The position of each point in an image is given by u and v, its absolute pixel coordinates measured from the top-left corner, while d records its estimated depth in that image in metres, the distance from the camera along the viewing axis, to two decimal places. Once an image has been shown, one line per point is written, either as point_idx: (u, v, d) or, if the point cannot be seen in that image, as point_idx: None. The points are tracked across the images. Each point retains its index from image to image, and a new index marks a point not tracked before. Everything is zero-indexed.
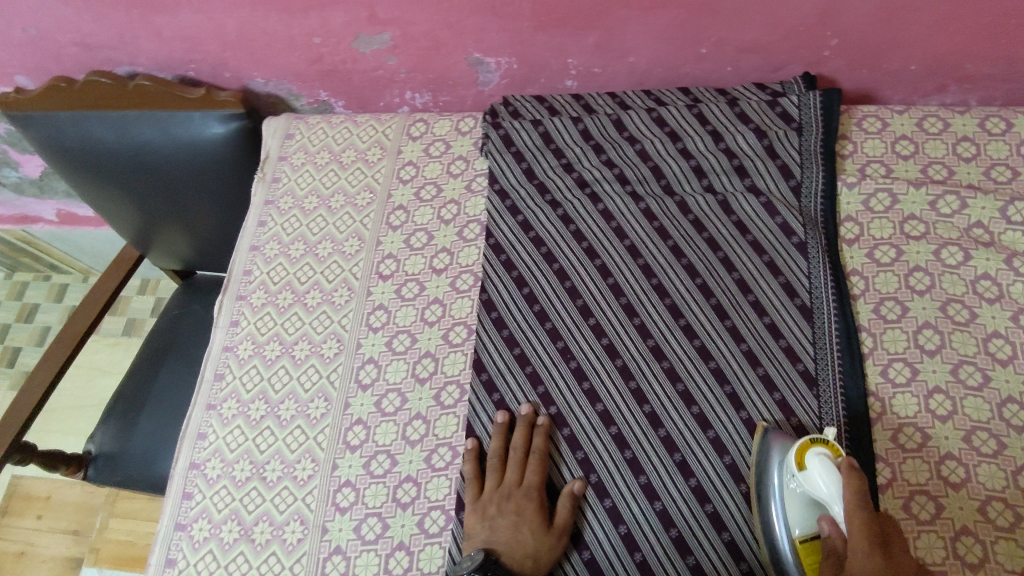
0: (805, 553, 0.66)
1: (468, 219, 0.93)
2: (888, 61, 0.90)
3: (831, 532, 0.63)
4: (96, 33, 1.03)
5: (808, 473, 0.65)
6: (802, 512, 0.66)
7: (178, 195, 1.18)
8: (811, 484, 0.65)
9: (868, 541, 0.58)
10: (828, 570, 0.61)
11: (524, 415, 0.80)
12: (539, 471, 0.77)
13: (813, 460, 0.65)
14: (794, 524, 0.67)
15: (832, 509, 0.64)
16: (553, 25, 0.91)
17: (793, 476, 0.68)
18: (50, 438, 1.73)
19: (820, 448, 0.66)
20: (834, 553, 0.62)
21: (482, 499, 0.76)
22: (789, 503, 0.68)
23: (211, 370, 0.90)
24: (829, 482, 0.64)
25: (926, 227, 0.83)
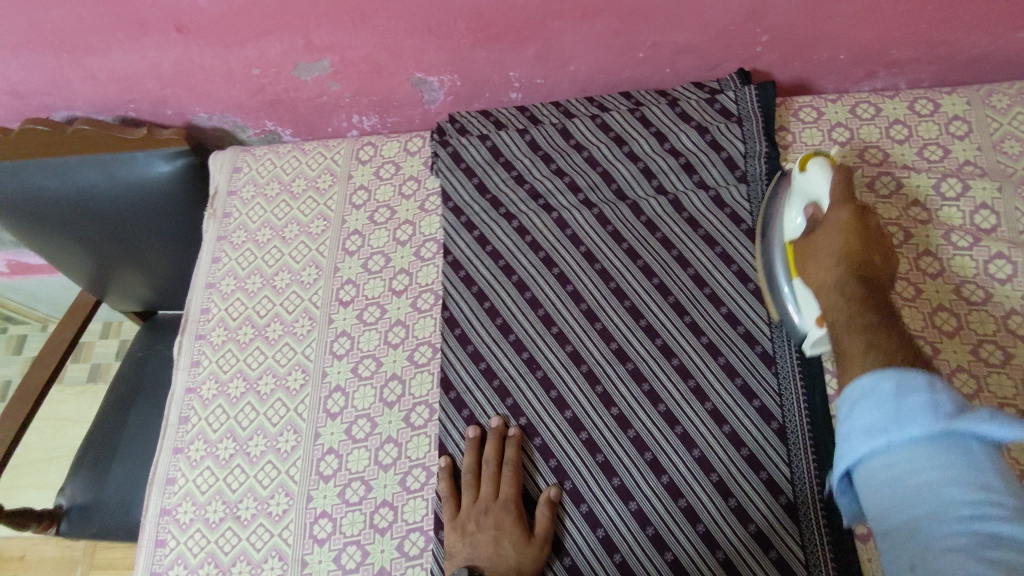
0: (790, 251, 0.76)
1: (424, 238, 0.94)
2: (818, 52, 0.92)
3: (815, 216, 0.72)
4: (28, 81, 1.01)
5: (809, 174, 0.74)
6: (800, 209, 0.75)
7: (129, 236, 1.16)
8: (811, 187, 0.73)
9: (844, 203, 0.69)
10: (804, 237, 0.72)
11: (494, 427, 0.81)
12: (514, 483, 0.78)
13: (814, 165, 0.73)
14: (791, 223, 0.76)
15: (818, 201, 0.73)
16: (490, 41, 0.92)
17: (796, 184, 0.76)
18: (20, 495, 1.68)
19: (821, 160, 0.73)
20: (812, 226, 0.72)
21: (459, 515, 0.76)
22: (789, 207, 0.77)
23: (175, 414, 0.89)
24: (822, 181, 0.72)
25: (867, 209, 0.85)
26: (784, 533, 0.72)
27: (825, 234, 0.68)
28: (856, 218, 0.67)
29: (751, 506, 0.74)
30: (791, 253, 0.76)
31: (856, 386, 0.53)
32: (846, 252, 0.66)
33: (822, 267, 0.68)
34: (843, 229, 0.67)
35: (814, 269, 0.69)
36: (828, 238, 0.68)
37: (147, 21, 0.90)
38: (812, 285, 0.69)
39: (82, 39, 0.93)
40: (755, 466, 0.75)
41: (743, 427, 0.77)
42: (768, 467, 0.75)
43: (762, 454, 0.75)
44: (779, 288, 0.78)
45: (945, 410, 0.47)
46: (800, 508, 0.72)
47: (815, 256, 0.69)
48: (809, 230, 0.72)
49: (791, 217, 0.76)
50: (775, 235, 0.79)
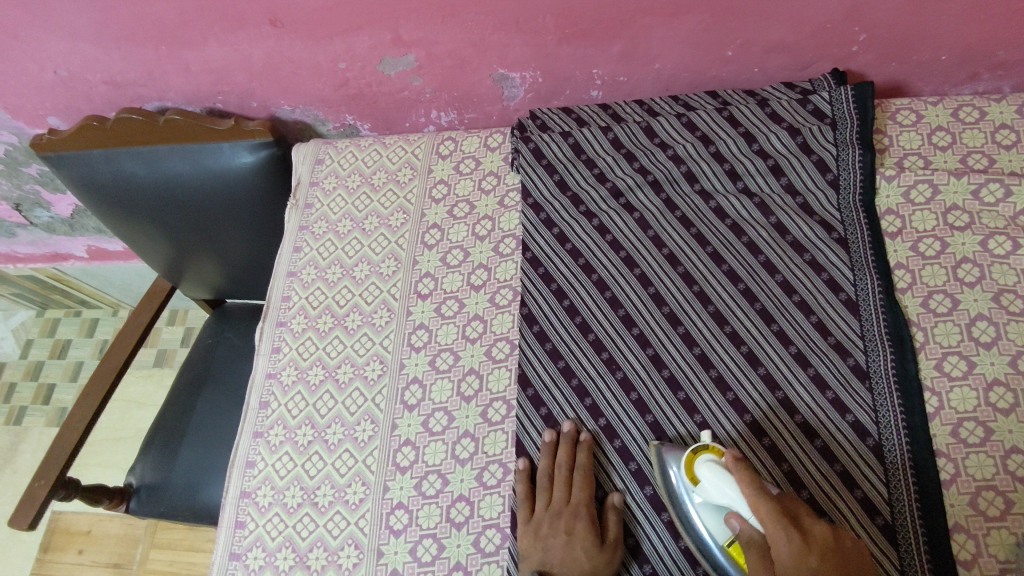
0: (736, 553, 0.66)
1: (502, 234, 0.93)
2: (918, 52, 0.89)
3: (745, 531, 0.62)
4: (126, 72, 1.05)
5: (704, 485, 0.67)
6: (722, 509, 0.65)
7: (209, 225, 1.19)
8: (708, 494, 0.66)
9: (774, 513, 0.59)
10: (763, 564, 0.58)
11: (568, 431, 0.79)
12: (586, 488, 0.76)
13: (707, 470, 0.67)
14: (716, 531, 0.67)
15: (734, 509, 0.64)
16: (578, 37, 0.91)
17: (693, 485, 0.69)
18: (88, 472, 1.74)
19: (707, 456, 0.68)
20: (757, 546, 0.60)
21: (534, 518, 0.75)
22: (704, 509, 0.68)
23: (256, 398, 0.90)
24: (722, 485, 0.65)
25: (970, 217, 0.81)
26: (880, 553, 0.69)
27: (784, 572, 0.56)
28: (804, 535, 0.58)
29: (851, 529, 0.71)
30: (738, 556, 0.66)
31: None
32: None
33: None
34: (807, 550, 0.56)
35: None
36: (785, 558, 0.57)
37: (243, 15, 0.92)
38: (771, 567, 0.58)
39: (179, 32, 0.96)
40: (849, 483, 0.72)
41: (836, 441, 0.74)
42: (863, 487, 0.72)
43: (858, 471, 0.73)
44: (703, 530, 0.69)
45: None
46: (898, 530, 0.70)
47: None
48: (759, 551, 0.60)
49: (708, 519, 0.68)
50: (685, 504, 0.71)
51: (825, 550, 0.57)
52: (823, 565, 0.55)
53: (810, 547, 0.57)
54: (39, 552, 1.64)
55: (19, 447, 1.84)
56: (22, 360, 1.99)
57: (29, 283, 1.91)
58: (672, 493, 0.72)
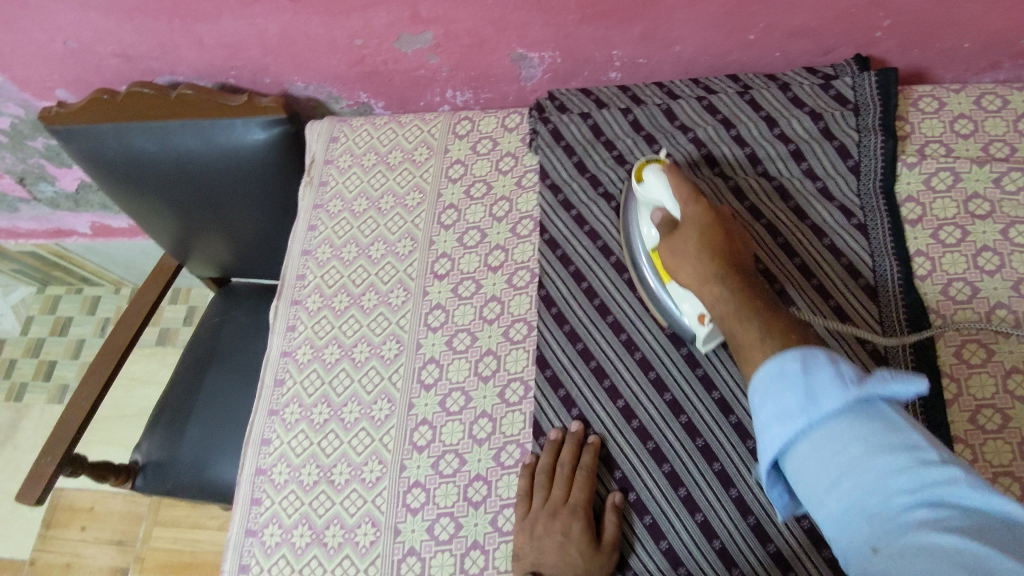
0: (656, 258, 0.79)
1: (520, 215, 0.93)
2: (941, 39, 0.88)
3: (666, 217, 0.76)
4: (138, 45, 1.03)
5: (647, 186, 0.78)
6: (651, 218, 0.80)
7: (220, 202, 1.18)
8: (650, 194, 0.78)
9: (695, 201, 0.74)
10: (666, 238, 0.76)
11: (574, 431, 0.79)
12: (586, 488, 0.76)
13: (650, 173, 0.78)
14: (648, 240, 0.80)
15: (664, 204, 0.77)
16: (599, 17, 0.90)
17: (639, 193, 0.79)
18: (91, 449, 1.74)
19: (655, 167, 0.78)
20: (671, 227, 0.76)
21: (530, 515, 0.75)
22: (642, 218, 0.81)
23: (271, 376, 0.90)
24: (662, 187, 0.76)
25: (991, 205, 0.81)
26: None
27: (685, 232, 0.74)
28: (707, 219, 0.73)
29: None
30: (658, 263, 0.79)
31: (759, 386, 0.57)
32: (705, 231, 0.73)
33: (692, 258, 0.72)
34: (699, 227, 0.73)
35: (683, 265, 0.73)
36: (687, 237, 0.73)
37: None
38: (671, 236, 0.75)
39: (194, 5, 0.95)
40: None
41: None
42: None
43: None
44: (655, 289, 0.80)
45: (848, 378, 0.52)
46: None
47: (682, 264, 0.74)
48: (670, 231, 0.76)
49: (645, 230, 0.81)
50: (633, 218, 0.83)
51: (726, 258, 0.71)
52: (729, 280, 0.69)
53: (713, 219, 0.73)
54: (42, 528, 1.64)
55: (21, 423, 1.84)
56: (23, 336, 1.97)
57: (30, 259, 1.89)
58: (631, 240, 0.84)
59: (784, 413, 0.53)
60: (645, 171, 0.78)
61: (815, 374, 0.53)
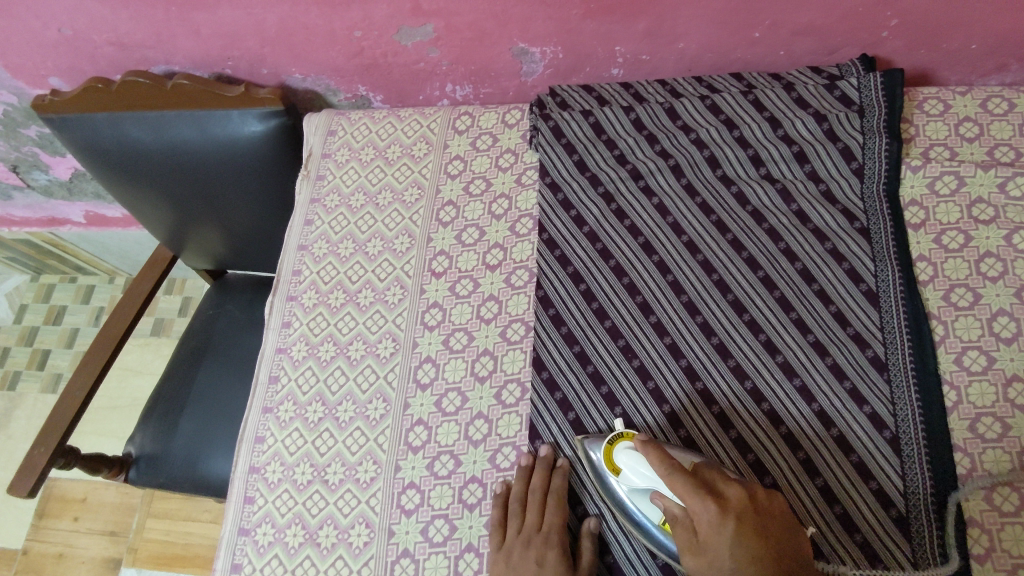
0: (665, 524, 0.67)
1: (519, 213, 0.91)
2: (949, 40, 0.87)
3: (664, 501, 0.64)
4: (133, 33, 1.02)
5: (625, 466, 0.70)
6: (646, 499, 0.69)
7: (216, 195, 1.17)
8: (631, 479, 0.69)
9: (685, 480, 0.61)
10: (686, 535, 0.60)
11: (545, 455, 0.78)
12: (559, 513, 0.75)
13: (626, 456, 0.70)
14: (647, 509, 0.69)
15: (659, 489, 0.66)
16: (602, 12, 0.89)
17: (616, 479, 0.72)
18: (84, 440, 1.73)
19: (627, 444, 0.71)
20: (678, 512, 0.62)
21: (505, 544, 0.73)
22: (636, 496, 0.70)
23: (265, 373, 0.89)
24: (641, 465, 0.68)
25: (995, 210, 0.80)
26: (894, 546, 0.70)
27: (710, 535, 0.58)
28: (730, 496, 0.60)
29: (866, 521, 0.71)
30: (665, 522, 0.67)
31: None
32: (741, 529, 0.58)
33: (724, 559, 0.57)
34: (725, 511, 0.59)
35: (716, 562, 0.57)
36: (708, 523, 0.59)
37: None
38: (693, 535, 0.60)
39: None
40: (864, 475, 0.72)
41: (853, 432, 0.74)
42: (879, 478, 0.72)
43: (873, 461, 0.73)
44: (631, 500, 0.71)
45: None
46: (912, 523, 0.70)
47: (711, 557, 0.58)
48: (680, 522, 0.61)
49: (633, 481, 0.69)
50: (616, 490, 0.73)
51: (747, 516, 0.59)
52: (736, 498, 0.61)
53: (727, 508, 0.59)
54: (34, 518, 1.64)
55: (13, 413, 1.83)
56: (16, 325, 1.96)
57: (23, 247, 1.87)
58: (617, 502, 0.73)
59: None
60: (616, 450, 0.71)
61: None
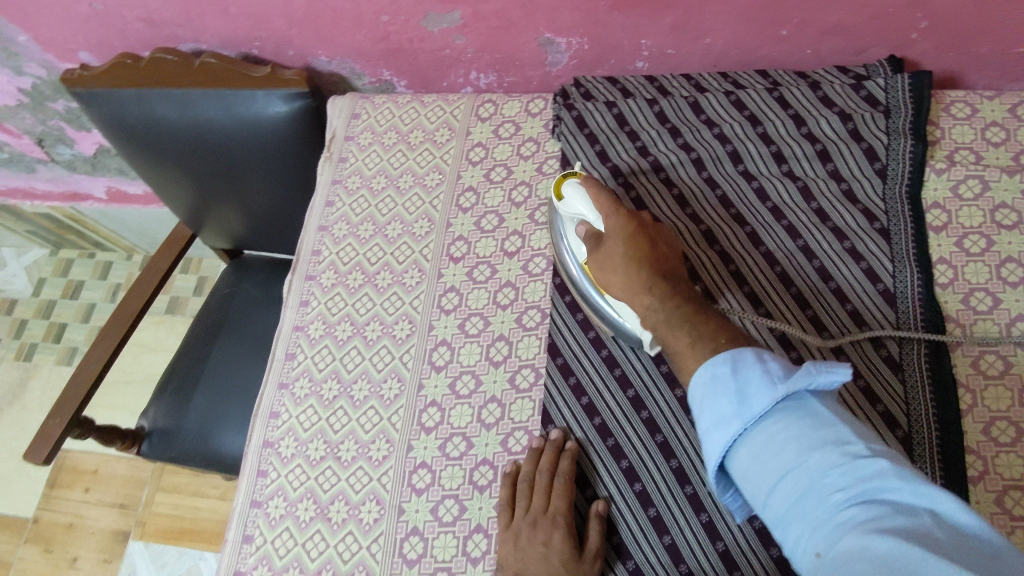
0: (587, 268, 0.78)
1: (539, 202, 0.92)
2: (979, 44, 0.86)
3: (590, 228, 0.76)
4: (164, 10, 1.03)
5: (569, 198, 0.78)
6: (577, 230, 0.79)
7: (238, 174, 1.18)
8: (571, 207, 0.77)
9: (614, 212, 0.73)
10: (593, 256, 0.75)
11: (554, 438, 0.78)
12: (565, 497, 0.75)
13: (570, 188, 0.78)
14: (578, 249, 0.80)
15: (585, 215, 0.76)
16: (630, 4, 0.89)
17: (560, 207, 0.79)
18: (98, 413, 1.76)
19: (574, 178, 0.78)
20: (597, 237, 0.75)
21: (512, 524, 0.74)
22: (570, 230, 0.80)
23: (282, 349, 0.90)
24: (584, 200, 0.76)
25: (1019, 216, 0.80)
26: None
27: (612, 244, 0.73)
28: (630, 224, 0.72)
29: None
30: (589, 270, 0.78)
31: (697, 382, 0.57)
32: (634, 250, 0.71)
33: (619, 269, 0.72)
34: (625, 237, 0.72)
35: (651, 316, 0.68)
36: (613, 249, 0.72)
37: None
38: (598, 248, 0.74)
39: None
40: None
41: (866, 431, 0.74)
42: None
43: None
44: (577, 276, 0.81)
45: (777, 376, 0.52)
46: None
47: (613, 273, 0.72)
48: (597, 239, 0.75)
49: (574, 243, 0.80)
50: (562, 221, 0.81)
51: (640, 240, 0.72)
52: (647, 266, 0.70)
53: (626, 218, 0.73)
54: (46, 488, 1.66)
55: (29, 383, 1.85)
56: (34, 298, 1.99)
57: (45, 222, 1.90)
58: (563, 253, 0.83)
59: (721, 419, 0.53)
60: (565, 185, 0.79)
61: (744, 375, 0.53)
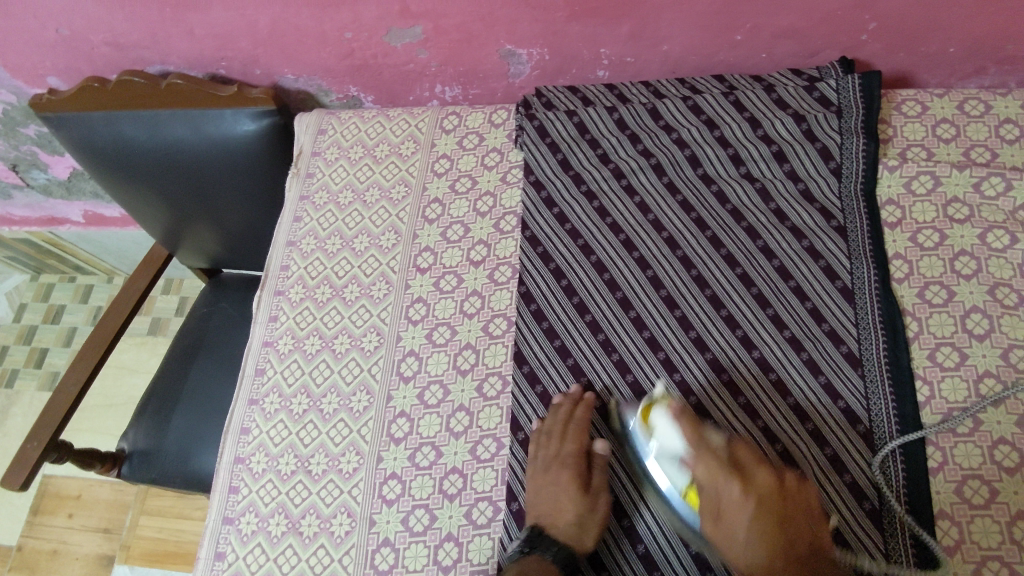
0: (690, 496, 0.70)
1: (503, 211, 0.93)
2: (927, 43, 0.88)
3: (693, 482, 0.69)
4: (129, 33, 1.04)
5: (658, 429, 0.71)
6: (675, 465, 0.70)
7: (210, 193, 1.19)
8: (664, 441, 0.70)
9: (730, 478, 0.66)
10: (709, 519, 0.68)
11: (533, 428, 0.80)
12: (577, 443, 0.78)
13: (660, 418, 0.71)
14: (675, 479, 0.71)
15: (685, 460, 0.69)
16: (587, 15, 0.91)
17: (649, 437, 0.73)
18: (80, 437, 1.74)
19: (662, 408, 0.71)
20: (708, 498, 0.67)
21: (526, 472, 0.78)
22: (663, 463, 0.71)
23: (252, 365, 0.91)
24: (672, 434, 0.69)
25: (970, 209, 0.81)
26: (867, 536, 0.70)
27: (735, 519, 0.66)
28: (771, 485, 0.67)
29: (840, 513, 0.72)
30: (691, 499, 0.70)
31: None
32: (764, 517, 0.66)
33: (739, 535, 0.66)
34: (756, 504, 0.66)
35: (739, 547, 0.66)
36: (734, 522, 0.66)
37: None
38: (719, 517, 0.67)
39: None
40: (838, 466, 0.73)
41: (828, 426, 0.75)
42: (852, 470, 0.73)
43: (846, 454, 0.74)
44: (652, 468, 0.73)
45: None
46: (885, 513, 0.71)
47: (724, 521, 0.67)
48: (704, 502, 0.68)
49: (668, 469, 0.71)
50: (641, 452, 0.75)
51: (777, 517, 0.66)
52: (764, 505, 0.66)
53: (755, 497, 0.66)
54: (29, 515, 1.65)
55: (11, 410, 1.84)
56: (14, 324, 1.98)
57: (23, 247, 1.89)
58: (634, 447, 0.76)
59: None
60: (653, 412, 0.72)
61: None
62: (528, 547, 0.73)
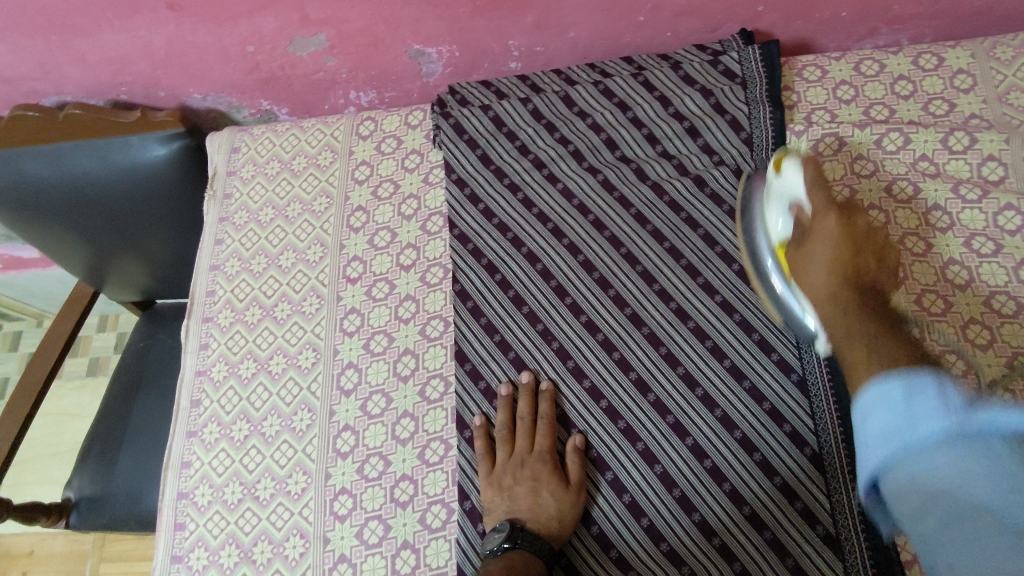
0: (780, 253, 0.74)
1: (429, 212, 0.93)
2: (821, 9, 0.91)
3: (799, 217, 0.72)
4: (17, 66, 0.99)
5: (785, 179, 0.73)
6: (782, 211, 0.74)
7: (128, 224, 1.14)
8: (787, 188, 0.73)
9: (826, 213, 0.69)
10: (798, 247, 0.71)
11: (478, 425, 0.80)
12: (548, 434, 0.78)
13: (789, 167, 0.73)
14: (774, 227, 0.75)
15: (800, 200, 0.72)
16: (489, 8, 0.90)
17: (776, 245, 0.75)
18: (24, 492, 1.66)
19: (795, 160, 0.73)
20: (801, 232, 0.71)
21: (495, 471, 0.77)
22: (771, 207, 0.75)
23: (187, 397, 0.88)
24: (798, 181, 0.72)
25: (875, 165, 0.84)
26: (813, 485, 0.72)
27: (816, 245, 0.69)
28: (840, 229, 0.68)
29: (778, 460, 0.73)
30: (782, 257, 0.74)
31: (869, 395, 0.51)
32: (837, 258, 0.67)
33: (819, 272, 0.67)
34: (831, 242, 0.68)
35: (814, 268, 0.68)
36: (818, 248, 0.68)
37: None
38: (801, 248, 0.70)
39: (70, 20, 0.91)
40: (778, 419, 0.75)
41: (763, 383, 0.76)
42: (791, 420, 0.74)
43: (784, 406, 0.75)
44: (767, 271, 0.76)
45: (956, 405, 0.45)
46: (825, 458, 0.72)
47: (809, 264, 0.68)
48: (801, 239, 0.71)
49: (773, 220, 0.75)
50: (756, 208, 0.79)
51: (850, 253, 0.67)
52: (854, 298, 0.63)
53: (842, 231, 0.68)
54: None
55: None
56: None
57: None
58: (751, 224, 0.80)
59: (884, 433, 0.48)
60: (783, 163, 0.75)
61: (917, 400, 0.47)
62: (510, 542, 0.71)
